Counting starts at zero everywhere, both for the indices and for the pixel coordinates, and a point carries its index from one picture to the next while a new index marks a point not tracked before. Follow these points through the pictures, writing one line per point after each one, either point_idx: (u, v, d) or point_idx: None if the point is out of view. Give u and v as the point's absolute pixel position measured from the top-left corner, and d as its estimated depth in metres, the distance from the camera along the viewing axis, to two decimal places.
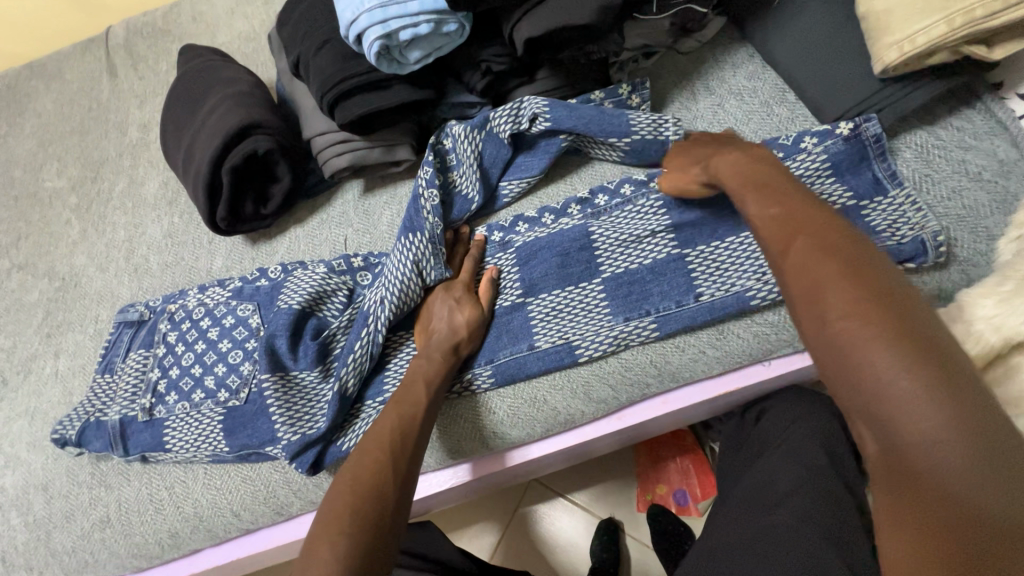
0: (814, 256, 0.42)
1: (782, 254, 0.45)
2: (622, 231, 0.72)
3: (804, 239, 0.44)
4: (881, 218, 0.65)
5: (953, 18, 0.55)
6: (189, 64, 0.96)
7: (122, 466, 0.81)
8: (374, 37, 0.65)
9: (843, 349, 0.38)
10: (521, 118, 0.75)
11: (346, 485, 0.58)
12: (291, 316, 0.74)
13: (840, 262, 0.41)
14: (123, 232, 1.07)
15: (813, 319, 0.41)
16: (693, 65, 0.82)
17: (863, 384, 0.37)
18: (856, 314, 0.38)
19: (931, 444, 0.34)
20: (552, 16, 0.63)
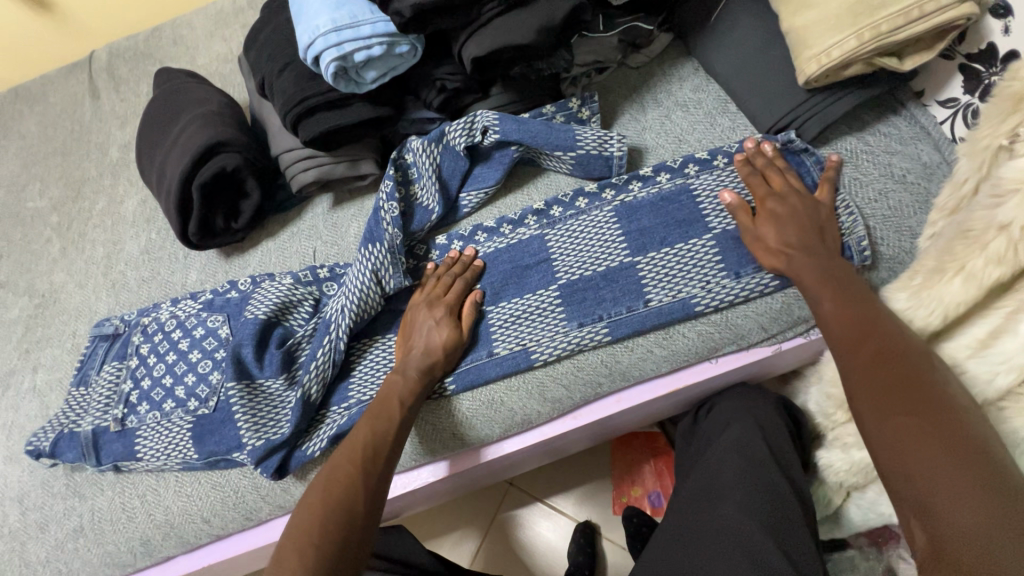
0: (894, 362, 0.51)
1: (871, 353, 0.53)
2: (577, 239, 0.77)
3: (890, 346, 0.52)
4: (815, 220, 0.68)
5: (863, 33, 0.59)
6: (163, 86, 1.00)
7: (95, 477, 0.83)
8: (330, 59, 0.68)
9: (904, 442, 0.46)
10: (475, 130, 0.78)
11: (316, 500, 0.60)
12: (257, 326, 0.77)
13: (893, 369, 0.50)
14: (102, 248, 1.10)
15: (875, 414, 0.50)
16: (642, 79, 0.87)
17: (919, 475, 0.44)
18: (907, 413, 0.47)
19: (969, 526, 0.40)
20: (496, 36, 0.67)
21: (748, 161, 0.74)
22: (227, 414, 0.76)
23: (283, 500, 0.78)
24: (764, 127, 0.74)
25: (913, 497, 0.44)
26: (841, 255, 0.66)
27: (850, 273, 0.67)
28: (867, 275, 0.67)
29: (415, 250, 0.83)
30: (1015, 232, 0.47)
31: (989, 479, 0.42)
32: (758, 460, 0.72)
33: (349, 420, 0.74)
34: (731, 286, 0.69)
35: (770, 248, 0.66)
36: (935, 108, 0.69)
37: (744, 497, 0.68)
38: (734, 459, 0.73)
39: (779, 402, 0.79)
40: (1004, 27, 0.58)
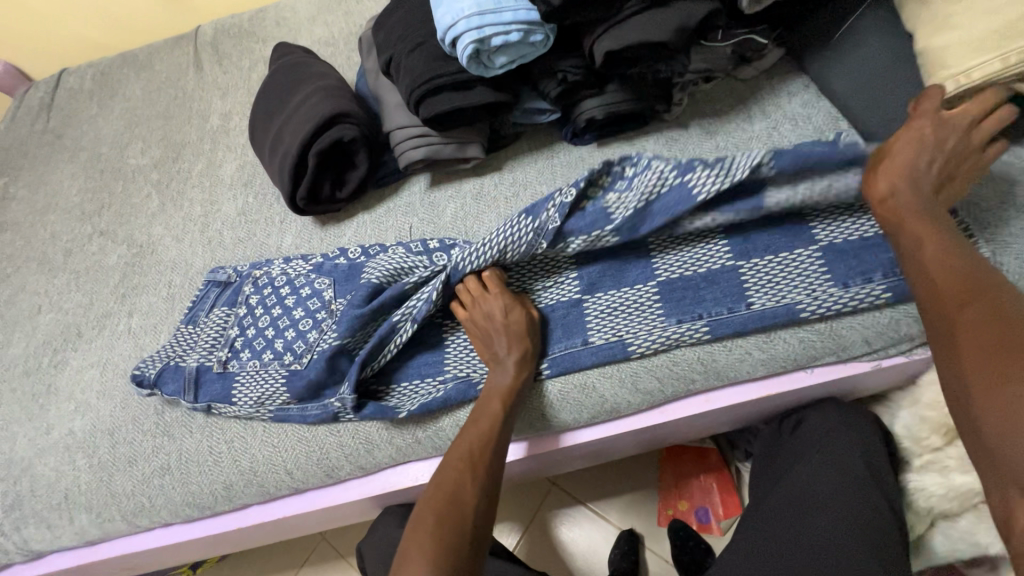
0: (983, 317, 0.49)
1: (955, 313, 0.51)
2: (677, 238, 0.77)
3: (966, 305, 0.50)
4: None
5: (1008, 57, 0.60)
6: (281, 59, 1.05)
7: (186, 418, 0.87)
8: (469, 40, 0.72)
9: (1000, 401, 0.44)
10: (735, 170, 0.69)
11: (430, 506, 0.63)
12: (369, 289, 0.80)
13: (982, 324, 0.48)
14: (199, 207, 1.15)
15: (957, 372, 0.49)
16: (750, 91, 0.89)
17: (996, 429, 0.44)
18: (987, 366, 0.46)
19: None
20: (632, 33, 0.70)
21: None
22: (323, 371, 0.79)
23: (365, 460, 0.80)
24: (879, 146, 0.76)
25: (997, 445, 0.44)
26: None
27: None
28: None
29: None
30: None
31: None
32: (857, 475, 0.72)
33: (443, 393, 0.77)
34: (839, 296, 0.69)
35: (887, 206, 0.61)
36: None
37: (841, 512, 0.70)
38: (832, 472, 0.73)
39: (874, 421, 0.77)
40: None
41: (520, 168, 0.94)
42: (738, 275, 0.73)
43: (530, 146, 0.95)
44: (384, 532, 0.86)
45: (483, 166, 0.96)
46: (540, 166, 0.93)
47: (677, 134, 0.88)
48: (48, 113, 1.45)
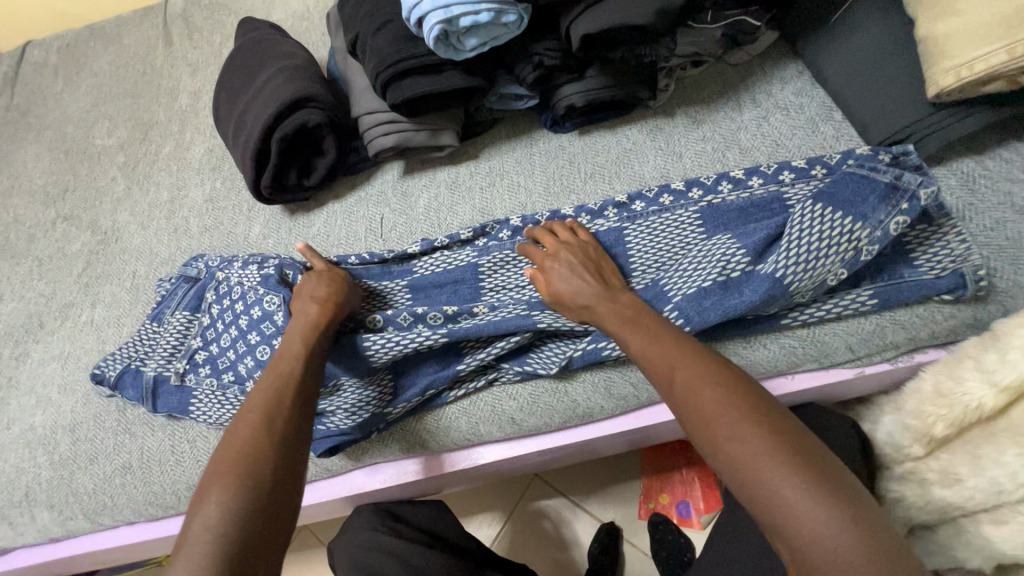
0: (696, 379, 0.50)
1: (672, 386, 0.52)
2: (658, 239, 0.73)
3: (682, 374, 0.51)
4: (921, 248, 0.64)
5: (1015, 47, 0.55)
6: (246, 36, 0.99)
7: (148, 416, 0.84)
8: (436, 21, 0.66)
9: (738, 459, 0.44)
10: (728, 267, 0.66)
11: (208, 505, 0.48)
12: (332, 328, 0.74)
13: (715, 380, 0.49)
14: (166, 192, 1.10)
15: (700, 425, 0.48)
16: (741, 78, 0.83)
17: (760, 489, 0.43)
18: (727, 403, 0.47)
19: (815, 527, 0.40)
20: (611, 14, 0.65)
21: None
22: None
23: (331, 463, 0.78)
24: (873, 140, 0.71)
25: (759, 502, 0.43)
26: (950, 283, 0.62)
27: (957, 304, 0.64)
28: (974, 306, 0.63)
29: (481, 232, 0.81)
30: None
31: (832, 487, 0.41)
32: None
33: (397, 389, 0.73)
34: (828, 304, 0.66)
35: (570, 305, 0.67)
36: None
37: None
38: None
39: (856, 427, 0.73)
40: None
41: (497, 157, 0.89)
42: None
43: (507, 133, 0.90)
44: (345, 536, 0.81)
45: (459, 154, 0.91)
46: (517, 154, 0.88)
47: (663, 123, 0.84)
48: (12, 89, 1.38)
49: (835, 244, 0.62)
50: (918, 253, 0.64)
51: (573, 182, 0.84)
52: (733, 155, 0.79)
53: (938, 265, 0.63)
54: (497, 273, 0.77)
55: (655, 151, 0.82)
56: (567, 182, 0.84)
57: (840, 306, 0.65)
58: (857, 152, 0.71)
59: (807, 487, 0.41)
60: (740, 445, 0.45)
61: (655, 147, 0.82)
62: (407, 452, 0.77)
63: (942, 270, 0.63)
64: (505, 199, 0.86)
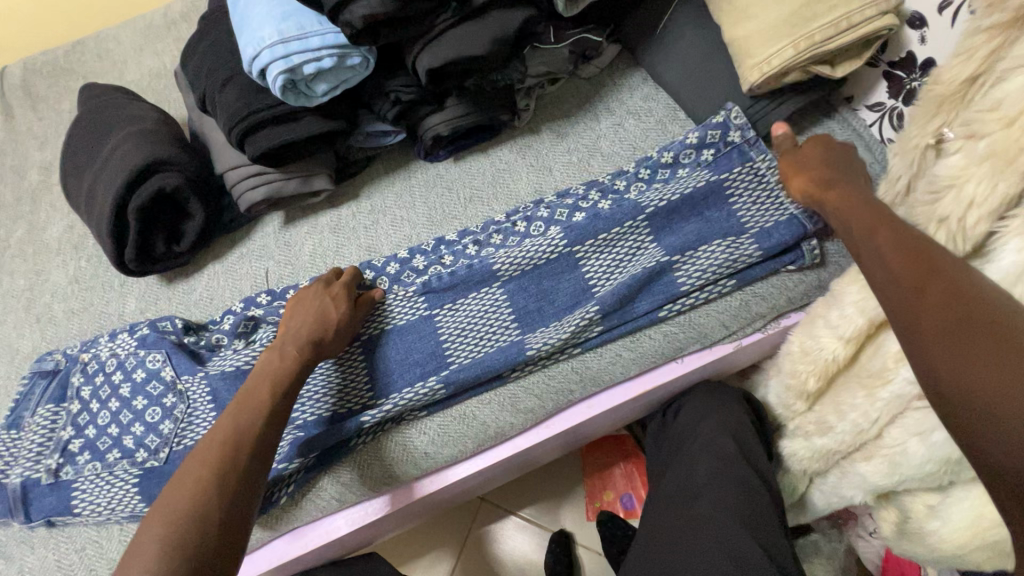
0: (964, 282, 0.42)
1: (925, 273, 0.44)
2: (521, 257, 0.73)
3: (932, 278, 0.43)
4: (745, 205, 0.72)
5: (799, 43, 0.63)
6: (89, 102, 0.93)
7: (24, 533, 0.75)
8: (278, 71, 0.66)
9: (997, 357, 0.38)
10: (612, 273, 0.73)
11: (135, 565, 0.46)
12: (229, 384, 0.72)
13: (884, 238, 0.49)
14: (23, 280, 1.00)
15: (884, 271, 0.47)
16: (595, 89, 0.89)
17: (971, 385, 0.38)
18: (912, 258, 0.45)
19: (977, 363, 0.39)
20: (449, 48, 0.68)
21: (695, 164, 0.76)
22: None
23: None
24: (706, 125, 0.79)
25: (974, 418, 0.38)
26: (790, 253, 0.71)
27: (802, 267, 0.72)
28: (816, 269, 0.72)
29: (400, 277, 0.77)
30: (950, 224, 0.48)
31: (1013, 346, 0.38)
32: (730, 457, 0.72)
33: (296, 441, 0.69)
34: (690, 275, 0.71)
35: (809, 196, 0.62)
36: (863, 112, 0.74)
37: (718, 493, 0.69)
38: (708, 459, 0.74)
39: (743, 397, 0.80)
40: (920, 37, 0.64)
41: (377, 194, 0.89)
42: (578, 263, 0.73)
43: (384, 168, 0.90)
44: None
45: (338, 195, 0.90)
46: (397, 188, 0.88)
47: (530, 140, 0.87)
48: None
49: (694, 232, 0.71)
50: (744, 211, 0.72)
51: (453, 210, 0.85)
52: (597, 157, 0.84)
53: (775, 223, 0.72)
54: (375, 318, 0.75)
55: (526, 169, 0.86)
56: (447, 210, 0.86)
57: (697, 266, 0.71)
58: (688, 140, 0.74)
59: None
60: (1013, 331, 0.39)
61: (526, 164, 0.86)
62: (327, 510, 0.73)
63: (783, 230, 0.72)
64: (390, 234, 0.86)
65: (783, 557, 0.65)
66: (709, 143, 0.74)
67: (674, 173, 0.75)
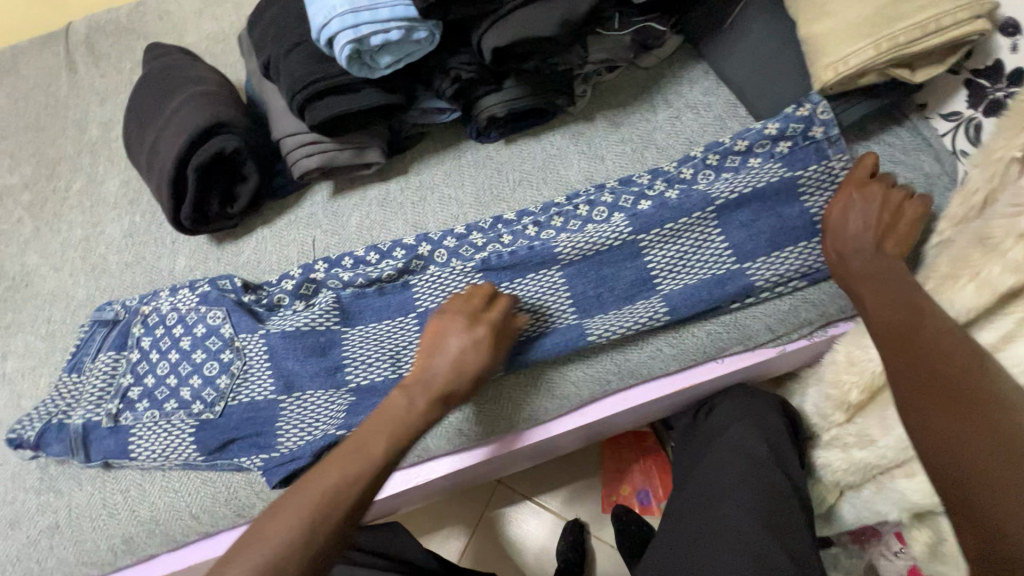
0: (946, 342, 0.48)
1: (914, 343, 0.50)
2: (589, 243, 0.73)
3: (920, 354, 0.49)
4: (820, 204, 0.71)
5: (880, 43, 0.61)
6: (154, 62, 0.95)
7: (74, 471, 0.78)
8: (346, 41, 0.66)
9: (972, 432, 0.42)
10: (680, 264, 0.72)
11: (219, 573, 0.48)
12: (289, 345, 0.74)
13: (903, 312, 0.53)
14: (80, 230, 1.03)
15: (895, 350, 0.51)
16: (652, 80, 0.87)
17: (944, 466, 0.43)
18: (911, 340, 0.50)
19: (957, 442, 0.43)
20: (516, 28, 0.67)
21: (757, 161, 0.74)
22: (240, 422, 0.74)
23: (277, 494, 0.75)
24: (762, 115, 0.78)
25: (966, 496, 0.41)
26: None
27: None
28: None
29: (458, 250, 0.79)
30: None
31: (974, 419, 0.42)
32: (760, 460, 0.72)
33: (353, 404, 0.73)
34: (762, 273, 0.70)
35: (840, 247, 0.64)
36: (936, 121, 0.72)
37: (747, 498, 0.69)
38: (738, 459, 0.73)
39: (780, 403, 0.79)
40: (1010, 45, 0.61)
41: (426, 171, 0.89)
42: (642, 252, 0.72)
43: (434, 146, 0.90)
44: None
45: (387, 169, 0.91)
46: (446, 167, 0.89)
47: (584, 127, 0.86)
48: None
49: (765, 233, 0.71)
50: (817, 210, 0.71)
51: (503, 190, 0.85)
52: (651, 148, 0.83)
53: None
54: (432, 292, 0.76)
55: (578, 156, 0.85)
56: (496, 191, 0.86)
57: (771, 268, 0.70)
58: (766, 132, 0.72)
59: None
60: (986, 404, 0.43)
61: (578, 151, 0.85)
62: None
63: None
64: (437, 212, 0.86)
65: (810, 564, 0.65)
66: (790, 136, 0.71)
67: (746, 163, 0.74)
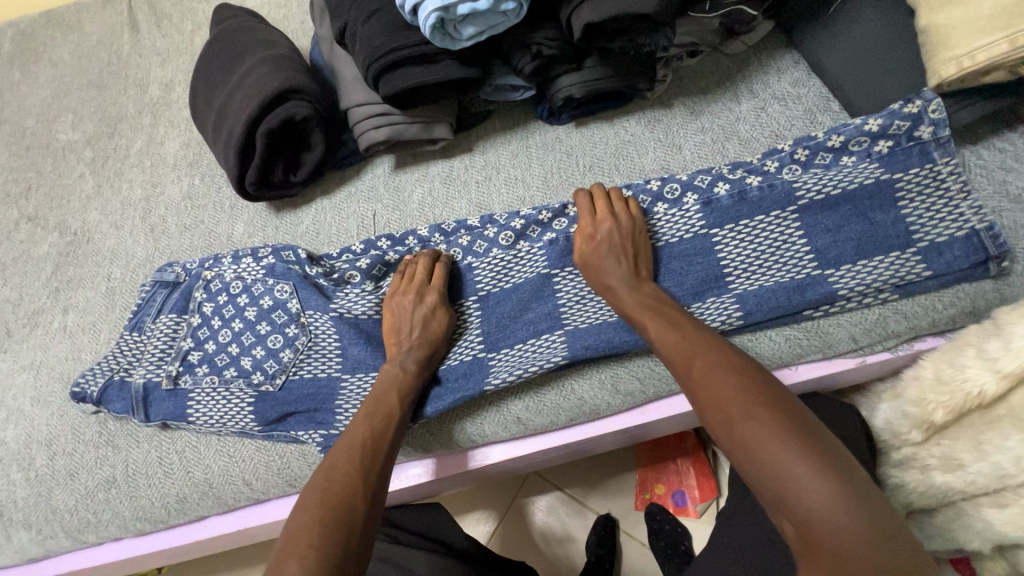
0: (714, 369, 0.52)
1: (690, 377, 0.54)
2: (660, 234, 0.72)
3: (732, 408, 0.49)
4: (918, 212, 0.66)
5: (1016, 38, 0.55)
6: (222, 23, 0.94)
7: (132, 428, 0.79)
8: (432, 8, 0.63)
9: (748, 440, 0.46)
10: (756, 262, 0.69)
11: (294, 563, 0.49)
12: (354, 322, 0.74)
13: (732, 369, 0.52)
14: (140, 190, 1.04)
15: (718, 419, 0.50)
16: (738, 68, 0.83)
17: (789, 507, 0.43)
18: (745, 392, 0.49)
19: (823, 507, 0.41)
20: (612, 3, 0.63)
21: (848, 160, 0.70)
22: (300, 396, 0.73)
23: None
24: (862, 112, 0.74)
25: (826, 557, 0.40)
26: (972, 258, 0.64)
27: (954, 288, 0.66)
28: (971, 291, 0.65)
29: (526, 232, 0.76)
30: None
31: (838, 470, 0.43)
32: None
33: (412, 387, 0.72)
34: (847, 279, 0.66)
35: (596, 279, 0.68)
36: None
37: None
38: None
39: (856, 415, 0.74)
40: None
41: (492, 150, 0.87)
42: (714, 248, 0.70)
43: (502, 125, 0.88)
44: None
45: (452, 146, 0.88)
46: (513, 147, 0.86)
47: (661, 114, 0.82)
48: None
49: (854, 238, 0.67)
50: (918, 216, 0.66)
51: (572, 176, 0.82)
52: (733, 140, 0.79)
53: (950, 228, 0.65)
54: (495, 276, 0.75)
55: (654, 143, 0.81)
56: (564, 175, 0.83)
57: (857, 277, 0.66)
58: (866, 128, 0.69)
59: (830, 488, 0.42)
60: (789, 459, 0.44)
61: (653, 139, 0.81)
62: (410, 453, 0.74)
63: (957, 235, 0.65)
64: (502, 192, 0.84)
65: None
66: (892, 134, 0.68)
67: (838, 161, 0.70)
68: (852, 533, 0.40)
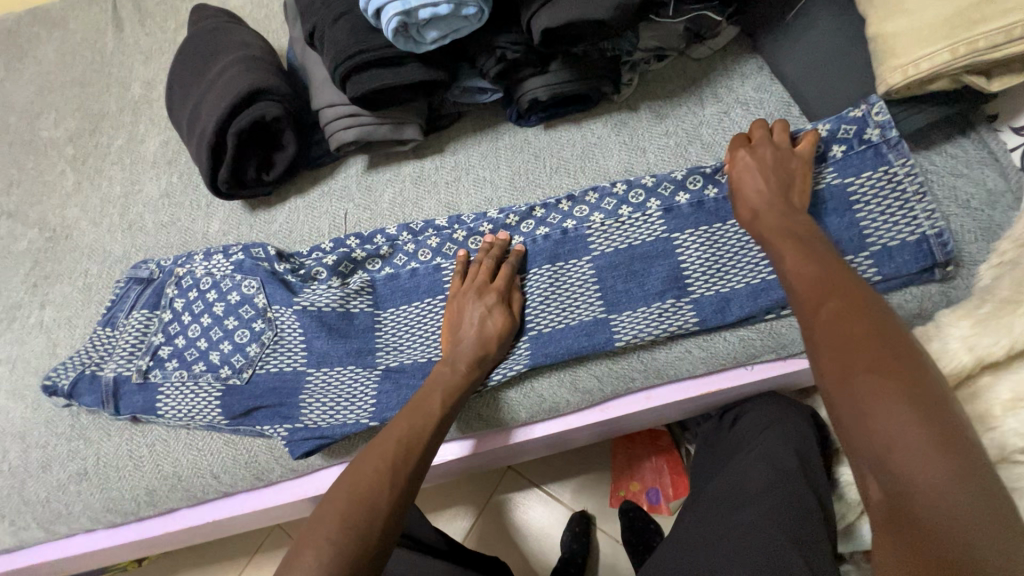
0: (839, 322, 0.45)
1: (813, 319, 0.47)
2: (623, 239, 0.73)
3: (852, 364, 0.42)
4: (871, 216, 0.67)
5: (958, 47, 0.57)
6: (199, 24, 0.95)
7: (105, 422, 0.81)
8: (393, 13, 0.65)
9: (859, 403, 0.40)
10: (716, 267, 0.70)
11: (310, 553, 0.50)
12: (320, 318, 0.76)
13: (866, 323, 0.44)
14: (119, 187, 1.05)
15: (834, 373, 0.43)
16: (703, 72, 0.84)
17: (895, 481, 0.37)
18: (874, 354, 0.42)
19: (930, 484, 0.36)
20: (569, 9, 0.65)
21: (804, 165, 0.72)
22: (266, 390, 0.75)
23: (297, 462, 0.76)
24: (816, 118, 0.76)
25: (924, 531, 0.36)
26: (920, 261, 0.65)
27: (903, 290, 0.67)
28: (919, 294, 0.67)
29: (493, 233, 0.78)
30: None
31: (966, 460, 0.36)
32: (790, 472, 0.71)
33: (376, 385, 0.73)
34: None
35: (743, 200, 0.66)
36: (1006, 135, 0.68)
37: (771, 506, 0.68)
38: (764, 467, 0.73)
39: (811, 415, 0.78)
40: None
41: (463, 151, 0.88)
42: (675, 252, 0.72)
43: (472, 126, 0.89)
44: None
45: (423, 147, 0.90)
46: (483, 149, 0.87)
47: (627, 117, 0.84)
48: None
49: None
50: (868, 221, 0.67)
51: (539, 177, 0.84)
52: (697, 144, 0.80)
53: (901, 232, 0.66)
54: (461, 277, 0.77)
55: (619, 146, 0.83)
56: (532, 177, 0.84)
57: None
58: (818, 133, 0.71)
59: (952, 473, 0.36)
60: (906, 437, 0.37)
61: (619, 141, 0.83)
62: None
63: (906, 239, 0.66)
64: (471, 192, 0.85)
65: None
66: (841, 138, 0.70)
67: None
68: (966, 521, 0.35)
